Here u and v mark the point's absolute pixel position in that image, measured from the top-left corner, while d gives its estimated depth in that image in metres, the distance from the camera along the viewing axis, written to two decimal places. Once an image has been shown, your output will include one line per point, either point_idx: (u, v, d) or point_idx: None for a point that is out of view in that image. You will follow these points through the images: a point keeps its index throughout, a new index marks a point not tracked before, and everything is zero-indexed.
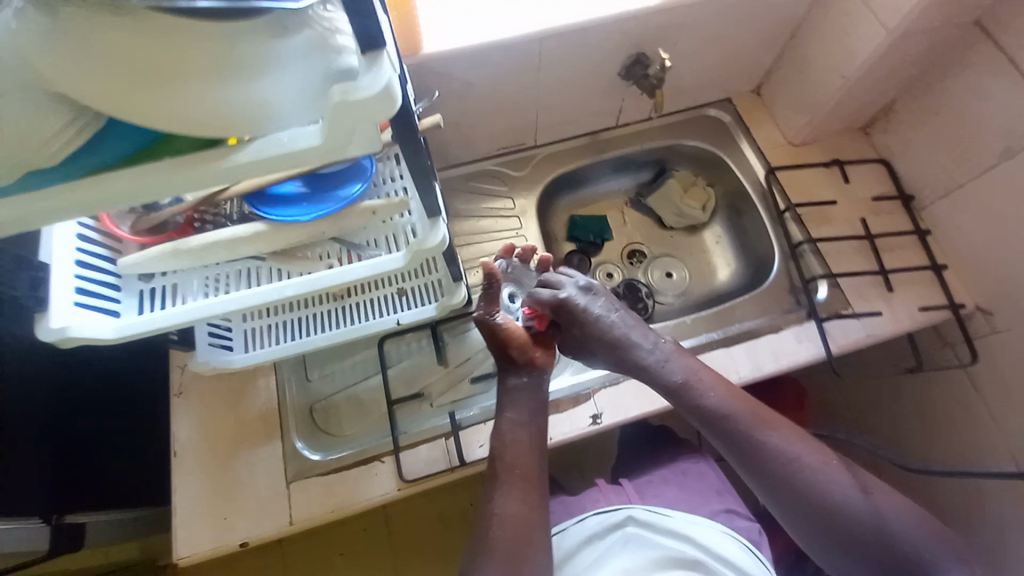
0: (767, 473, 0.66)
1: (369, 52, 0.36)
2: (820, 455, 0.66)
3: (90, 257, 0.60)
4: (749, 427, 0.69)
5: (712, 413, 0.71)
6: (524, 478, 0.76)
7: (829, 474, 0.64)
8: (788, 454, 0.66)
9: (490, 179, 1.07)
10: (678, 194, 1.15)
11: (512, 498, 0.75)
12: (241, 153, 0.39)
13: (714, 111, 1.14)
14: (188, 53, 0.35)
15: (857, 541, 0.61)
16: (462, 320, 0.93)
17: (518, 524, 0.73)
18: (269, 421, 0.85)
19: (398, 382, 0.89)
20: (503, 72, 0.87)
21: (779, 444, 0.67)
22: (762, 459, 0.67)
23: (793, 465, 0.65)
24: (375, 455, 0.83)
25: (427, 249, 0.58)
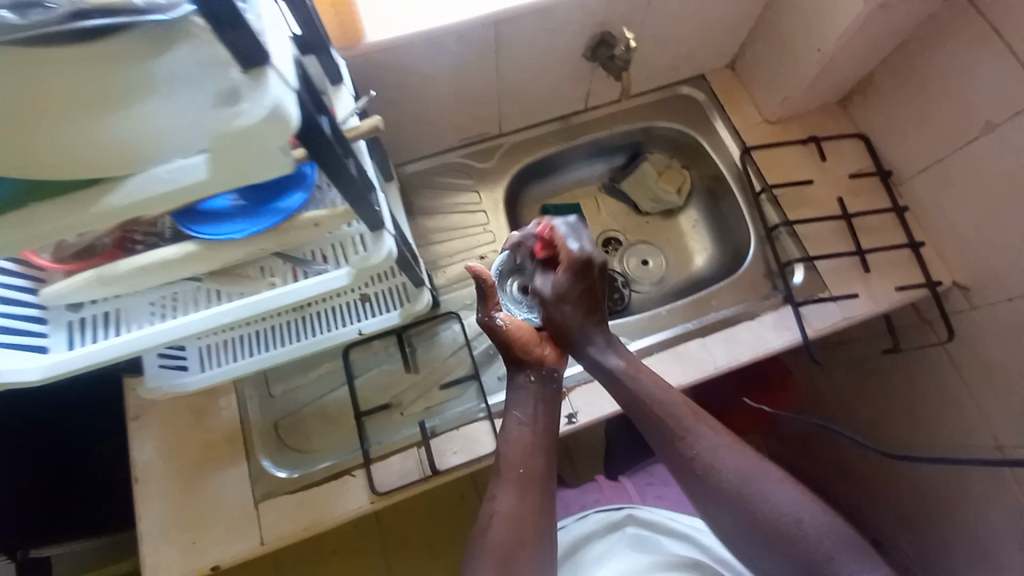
0: (687, 463, 0.67)
1: (252, 73, 0.32)
2: (741, 450, 0.67)
3: (7, 289, 0.55)
4: (677, 420, 0.69)
5: (642, 404, 0.72)
6: (525, 479, 0.69)
7: (747, 469, 0.65)
8: (708, 448, 0.67)
9: (455, 173, 1.02)
10: (653, 178, 1.10)
11: (508, 500, 0.68)
12: (123, 190, 0.37)
13: (688, 89, 1.08)
14: (48, 89, 0.31)
15: (775, 539, 0.62)
16: (431, 324, 0.90)
17: (517, 525, 0.66)
18: (234, 440, 0.82)
19: (367, 392, 0.86)
20: (459, 61, 0.81)
21: (702, 438, 0.68)
22: (683, 451, 0.68)
23: (713, 459, 0.66)
24: (344, 470, 0.80)
25: (371, 266, 0.56)
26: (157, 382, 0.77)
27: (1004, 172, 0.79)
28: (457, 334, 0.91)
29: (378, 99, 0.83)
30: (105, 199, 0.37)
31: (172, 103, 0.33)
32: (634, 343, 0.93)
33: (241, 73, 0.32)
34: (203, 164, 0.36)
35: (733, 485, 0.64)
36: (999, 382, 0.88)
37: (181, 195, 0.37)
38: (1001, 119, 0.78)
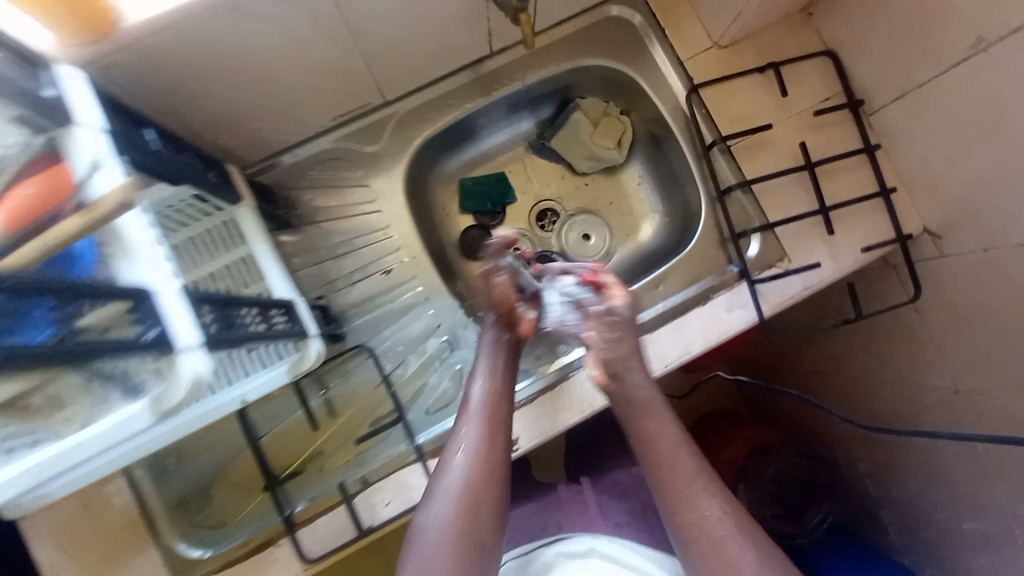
0: (679, 525, 0.64)
1: None
2: (745, 536, 0.61)
3: None
4: (687, 483, 0.65)
5: (653, 454, 0.68)
6: (491, 426, 0.65)
7: (740, 534, 0.61)
8: (710, 518, 0.62)
9: (336, 164, 0.81)
10: (587, 132, 0.93)
11: (467, 447, 0.63)
12: None
13: (619, 9, 0.85)
14: None
15: None
16: (342, 361, 0.78)
17: (483, 476, 0.61)
18: (132, 532, 0.71)
19: (277, 450, 0.75)
20: (282, 27, 0.57)
21: (707, 507, 0.63)
22: (678, 504, 0.64)
23: (709, 528, 0.62)
24: (268, 539, 0.72)
25: (171, 405, 0.41)
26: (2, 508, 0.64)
27: (986, 107, 0.65)
28: (372, 369, 0.79)
29: (184, 93, 0.60)
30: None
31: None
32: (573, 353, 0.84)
33: None
34: None
35: (726, 535, 0.61)
36: (965, 336, 0.82)
37: None
38: (993, 38, 0.60)
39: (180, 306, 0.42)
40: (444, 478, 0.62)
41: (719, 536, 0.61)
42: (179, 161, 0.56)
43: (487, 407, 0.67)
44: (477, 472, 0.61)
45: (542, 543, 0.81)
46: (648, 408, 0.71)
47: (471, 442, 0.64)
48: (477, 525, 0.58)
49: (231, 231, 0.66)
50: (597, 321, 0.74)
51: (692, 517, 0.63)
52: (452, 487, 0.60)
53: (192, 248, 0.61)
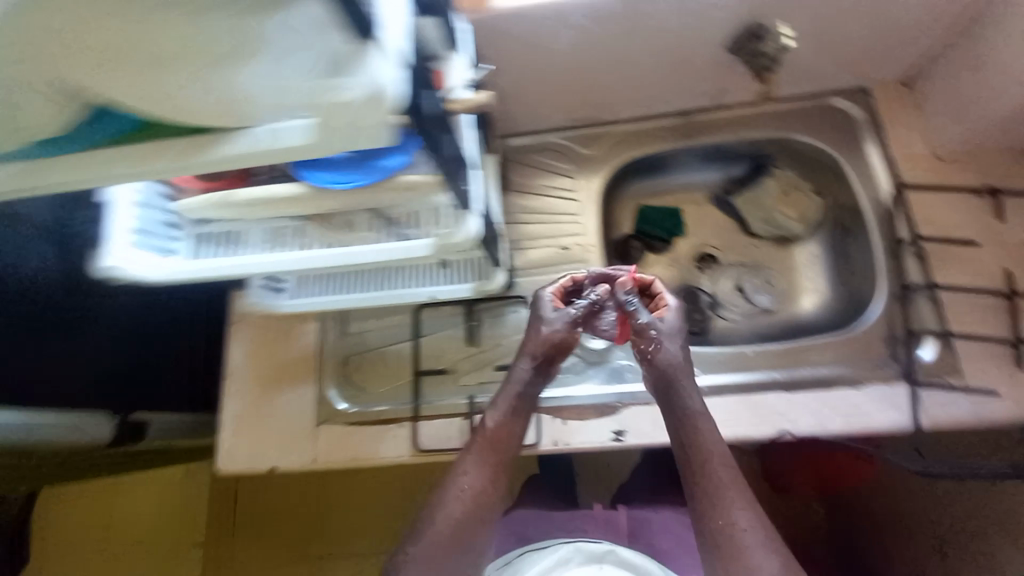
0: (710, 534, 0.64)
1: (351, 54, 0.35)
2: (771, 544, 0.63)
3: (151, 223, 0.63)
4: (727, 494, 0.65)
5: (699, 460, 0.67)
6: (495, 467, 0.72)
7: (756, 541, 0.62)
8: (737, 526, 0.63)
9: (554, 155, 0.98)
10: (774, 197, 0.99)
11: (473, 479, 0.71)
12: (231, 145, 0.40)
13: (843, 102, 0.93)
14: (157, 40, 0.34)
15: None
16: (500, 304, 0.91)
17: (478, 512, 0.70)
18: (308, 363, 0.90)
19: (427, 353, 0.89)
20: (580, 38, 0.76)
21: (740, 514, 0.64)
22: (713, 509, 0.64)
23: (737, 535, 0.63)
24: (393, 418, 0.86)
25: (453, 242, 0.59)
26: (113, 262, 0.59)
27: None
28: (522, 322, 0.90)
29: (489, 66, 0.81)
30: (226, 145, 0.41)
31: (278, 66, 0.36)
32: (705, 378, 0.84)
33: (343, 49, 0.35)
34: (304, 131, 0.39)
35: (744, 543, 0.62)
36: None
37: (285, 154, 0.40)
38: None
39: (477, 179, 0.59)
40: (444, 509, 0.70)
41: (737, 543, 0.62)
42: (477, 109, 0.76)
43: (489, 441, 0.73)
44: (466, 507, 0.70)
45: (562, 541, 0.81)
46: (700, 419, 0.69)
47: (473, 481, 0.71)
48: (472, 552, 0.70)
49: None
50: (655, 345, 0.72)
51: (709, 524, 0.64)
52: (451, 515, 0.69)
53: None
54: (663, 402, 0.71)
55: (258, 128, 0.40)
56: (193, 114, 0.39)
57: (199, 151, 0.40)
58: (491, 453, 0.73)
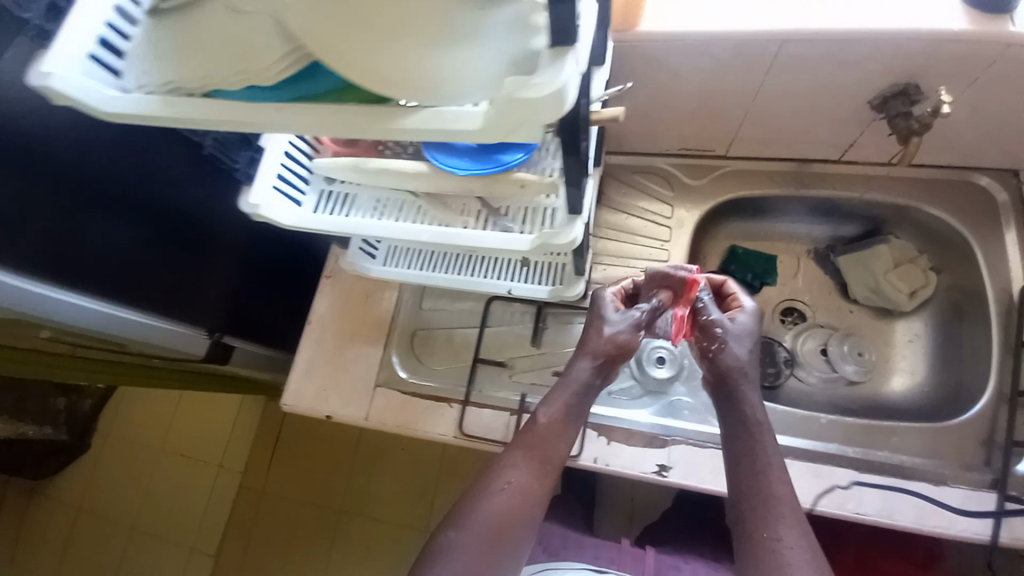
0: (752, 553, 0.61)
1: (556, 49, 0.34)
2: (823, 573, 0.59)
3: (293, 174, 0.70)
4: (777, 510, 0.63)
5: (745, 476, 0.66)
6: (543, 459, 0.71)
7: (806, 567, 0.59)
8: (783, 542, 0.60)
9: (656, 179, 0.98)
10: (885, 266, 0.92)
11: (516, 476, 0.69)
12: (407, 118, 0.39)
13: (987, 181, 0.86)
14: (389, 11, 0.38)
15: None
16: (570, 312, 0.93)
17: (521, 505, 0.68)
18: (381, 327, 0.95)
19: (491, 343, 0.92)
20: (716, 73, 0.76)
21: (788, 531, 0.61)
22: (754, 521, 0.63)
23: (781, 552, 0.60)
24: (446, 397, 0.89)
25: (555, 242, 0.61)
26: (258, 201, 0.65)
27: None
28: None
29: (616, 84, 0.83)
30: (400, 120, 0.39)
31: (475, 54, 0.38)
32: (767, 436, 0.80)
33: (548, 49, 0.35)
34: (477, 117, 0.38)
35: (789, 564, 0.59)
36: None
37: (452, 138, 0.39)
38: None
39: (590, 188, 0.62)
40: (487, 492, 0.68)
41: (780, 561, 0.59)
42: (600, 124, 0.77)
43: (540, 429, 0.72)
44: (507, 498, 0.68)
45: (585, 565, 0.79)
46: (755, 428, 0.68)
47: (518, 474, 0.69)
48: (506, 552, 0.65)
49: None
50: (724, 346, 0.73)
51: (752, 535, 0.62)
52: (492, 499, 0.67)
53: None
54: (722, 405, 0.71)
55: (430, 108, 0.39)
56: (380, 81, 0.38)
57: (387, 120, 0.39)
58: (541, 445, 0.71)
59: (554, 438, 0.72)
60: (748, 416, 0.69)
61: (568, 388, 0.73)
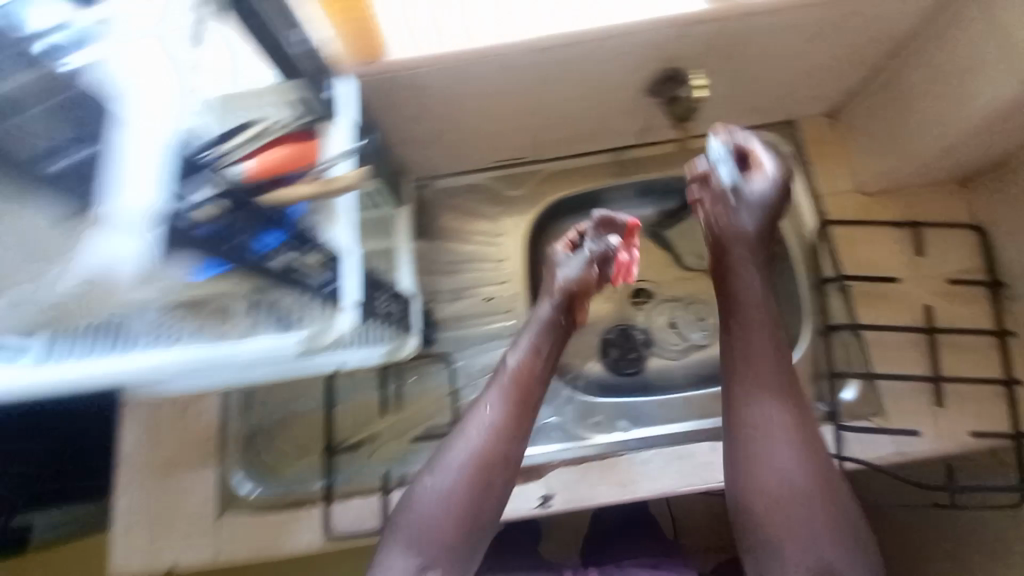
0: (731, 423, 0.61)
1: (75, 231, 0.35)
2: (803, 454, 0.58)
3: None
4: (761, 386, 0.60)
5: (734, 357, 0.63)
6: (521, 394, 0.67)
7: (784, 454, 0.58)
8: (765, 416, 0.59)
9: (478, 198, 0.92)
10: (706, 233, 0.98)
11: (486, 427, 0.65)
12: None
13: (771, 135, 0.90)
14: None
15: (772, 508, 0.57)
16: (422, 363, 0.85)
17: (490, 456, 0.64)
18: (209, 444, 0.80)
19: (344, 422, 0.83)
20: (491, 87, 0.70)
21: (765, 410, 0.59)
22: (738, 420, 0.60)
23: (760, 424, 0.59)
24: (306, 499, 0.78)
25: (322, 342, 0.56)
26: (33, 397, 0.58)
27: None
28: (445, 380, 0.85)
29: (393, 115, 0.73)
30: None
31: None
32: (634, 431, 0.84)
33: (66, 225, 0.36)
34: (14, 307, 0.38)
35: (762, 440, 0.59)
36: None
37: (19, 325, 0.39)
38: None
39: (347, 267, 0.56)
40: (453, 444, 0.65)
41: (754, 449, 0.59)
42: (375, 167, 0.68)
43: (516, 367, 0.69)
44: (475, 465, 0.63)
45: None
46: (738, 313, 0.64)
47: (490, 410, 0.66)
48: (472, 513, 0.62)
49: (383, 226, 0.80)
50: (732, 207, 0.67)
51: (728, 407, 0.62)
52: (458, 466, 0.63)
53: None
54: (716, 277, 0.68)
55: None
56: None
57: None
58: (517, 379, 0.68)
59: (534, 372, 0.69)
60: (738, 297, 0.64)
61: (535, 322, 0.72)
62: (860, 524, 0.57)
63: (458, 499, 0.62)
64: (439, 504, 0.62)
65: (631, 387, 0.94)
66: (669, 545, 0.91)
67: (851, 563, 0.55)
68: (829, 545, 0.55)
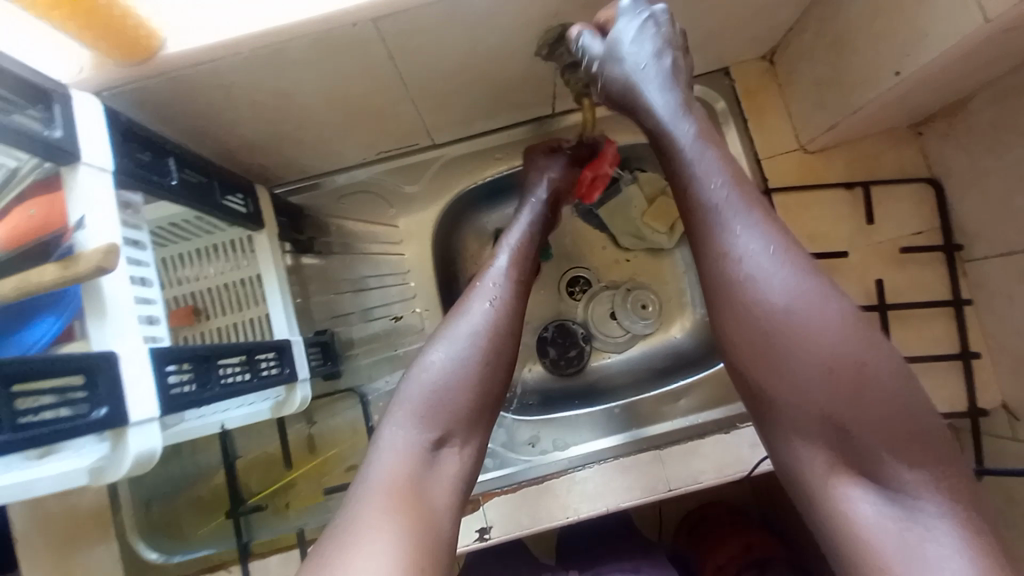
0: (729, 281, 0.46)
1: None
2: (833, 301, 0.44)
3: None
4: (768, 215, 0.47)
5: (702, 208, 0.48)
6: (523, 282, 0.59)
7: (816, 308, 0.43)
8: (760, 261, 0.45)
9: (369, 197, 0.78)
10: (640, 210, 0.86)
11: (489, 302, 0.55)
12: None
13: (701, 89, 0.76)
14: None
15: (804, 352, 0.43)
16: (332, 398, 0.76)
17: (495, 330, 0.54)
18: (101, 517, 0.72)
19: (252, 473, 0.74)
20: (333, 75, 0.55)
21: (750, 241, 0.46)
22: (717, 270, 0.47)
23: (760, 266, 0.45)
24: (220, 563, 0.71)
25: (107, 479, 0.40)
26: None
27: None
28: (360, 416, 0.76)
29: (221, 120, 0.58)
30: None
31: None
32: (572, 447, 0.76)
33: None
34: None
35: (775, 277, 0.44)
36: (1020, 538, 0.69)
37: None
38: None
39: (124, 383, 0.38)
40: (438, 342, 0.53)
41: (762, 274, 0.45)
42: (194, 201, 0.55)
43: (513, 250, 0.61)
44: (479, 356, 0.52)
45: None
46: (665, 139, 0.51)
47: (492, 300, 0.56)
48: (469, 409, 0.51)
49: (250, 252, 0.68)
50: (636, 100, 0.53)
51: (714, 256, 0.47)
52: (446, 351, 0.52)
53: (196, 256, 0.66)
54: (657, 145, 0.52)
55: None
56: None
57: None
58: (515, 273, 0.59)
59: (519, 260, 0.60)
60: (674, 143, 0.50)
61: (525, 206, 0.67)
62: (922, 401, 0.41)
63: (451, 397, 0.51)
64: (432, 387, 0.51)
65: (572, 386, 0.87)
66: (624, 542, 0.88)
67: (875, 424, 0.41)
68: (855, 409, 0.42)
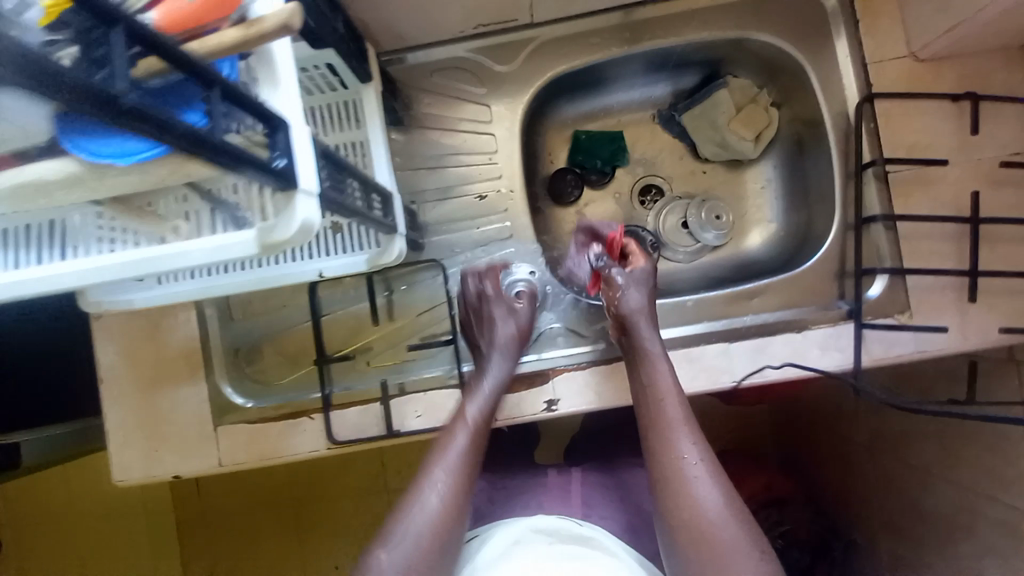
0: (659, 471, 0.61)
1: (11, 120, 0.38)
2: (720, 481, 0.59)
3: None
4: (680, 424, 0.63)
5: (647, 406, 0.65)
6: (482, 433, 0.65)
7: (710, 484, 0.58)
8: (686, 461, 0.60)
9: (463, 75, 0.78)
10: (727, 116, 0.85)
11: (448, 467, 0.62)
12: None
13: None
14: None
15: (703, 532, 0.56)
16: (412, 268, 0.78)
17: (462, 482, 0.61)
18: (190, 359, 0.76)
19: (334, 331, 0.78)
20: None
21: (690, 452, 0.61)
22: (666, 466, 0.61)
23: (684, 466, 0.60)
24: (303, 410, 0.75)
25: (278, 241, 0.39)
26: (98, 297, 0.69)
27: None
28: (439, 287, 0.79)
29: None
30: None
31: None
32: None
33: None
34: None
35: (685, 469, 0.59)
36: None
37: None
38: None
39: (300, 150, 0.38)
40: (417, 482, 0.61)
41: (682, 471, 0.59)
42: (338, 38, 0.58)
43: (475, 390, 0.68)
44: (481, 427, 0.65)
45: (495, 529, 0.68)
46: (631, 319, 0.70)
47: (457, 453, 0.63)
48: (446, 531, 0.58)
49: (354, 111, 0.69)
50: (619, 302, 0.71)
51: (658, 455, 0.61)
52: (416, 500, 0.59)
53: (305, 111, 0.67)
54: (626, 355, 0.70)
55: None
56: None
57: None
58: (475, 429, 0.65)
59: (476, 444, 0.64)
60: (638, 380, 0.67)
61: (502, 350, 0.70)
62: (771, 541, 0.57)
63: (433, 534, 0.57)
64: (412, 538, 0.57)
65: None
66: None
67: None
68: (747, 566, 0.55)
